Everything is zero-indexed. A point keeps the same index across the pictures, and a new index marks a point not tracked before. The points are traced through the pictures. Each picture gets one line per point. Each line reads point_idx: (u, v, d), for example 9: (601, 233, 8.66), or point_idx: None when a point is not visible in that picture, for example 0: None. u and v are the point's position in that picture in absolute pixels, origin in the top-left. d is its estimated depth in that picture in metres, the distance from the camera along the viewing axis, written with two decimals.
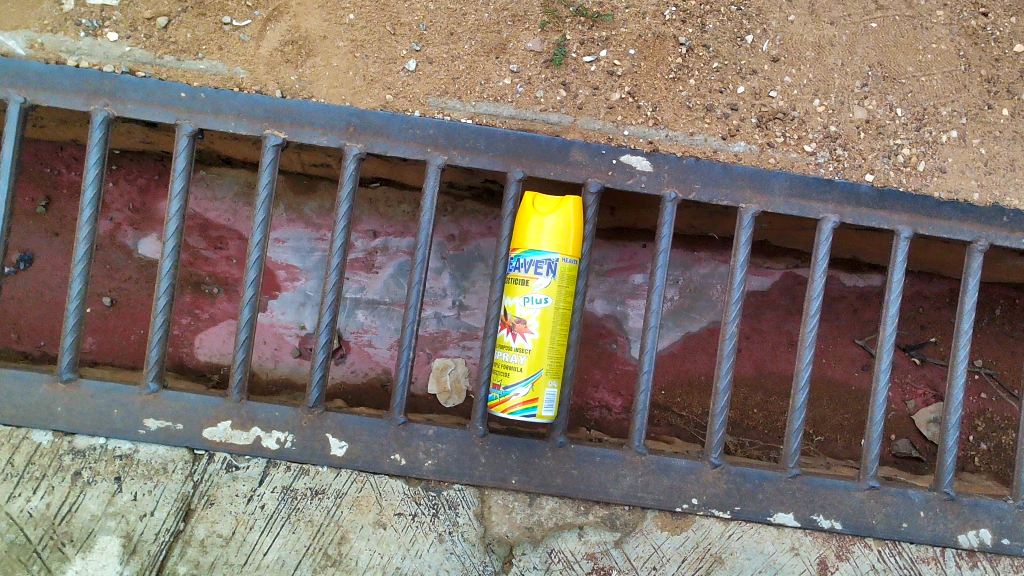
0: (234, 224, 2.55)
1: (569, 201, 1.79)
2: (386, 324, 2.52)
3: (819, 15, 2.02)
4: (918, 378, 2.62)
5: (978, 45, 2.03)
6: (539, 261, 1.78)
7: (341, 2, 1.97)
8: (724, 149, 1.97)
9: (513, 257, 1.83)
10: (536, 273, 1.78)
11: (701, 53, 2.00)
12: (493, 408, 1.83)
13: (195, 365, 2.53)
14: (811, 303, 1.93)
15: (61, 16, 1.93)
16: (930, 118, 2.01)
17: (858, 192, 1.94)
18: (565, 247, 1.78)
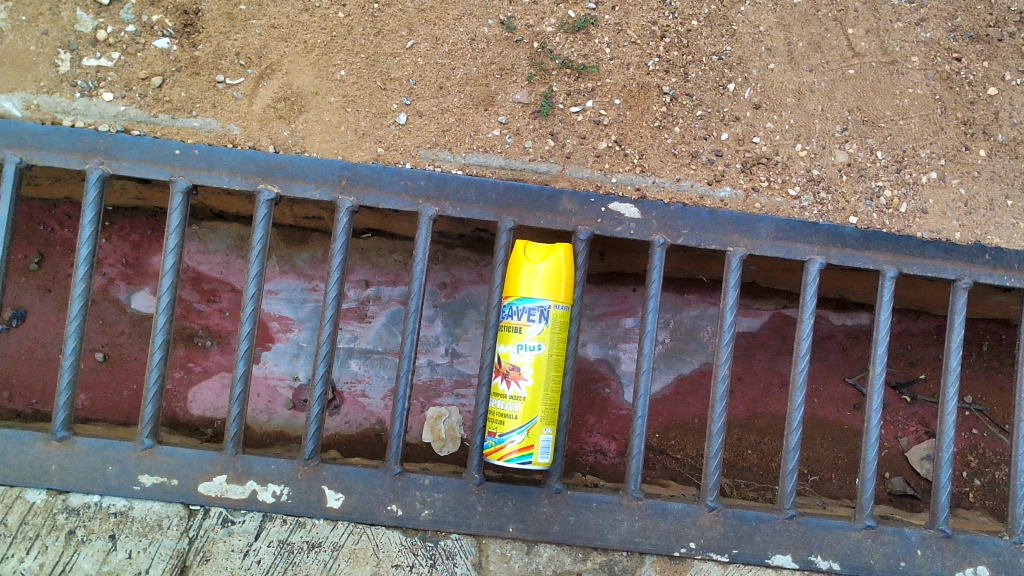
0: (227, 276, 2.56)
1: (560, 249, 1.83)
2: (379, 373, 2.53)
3: (798, 63, 2.07)
4: (910, 416, 2.64)
5: (953, 89, 2.09)
6: (532, 308, 1.80)
7: (333, 59, 2.01)
8: (710, 194, 2.01)
9: (505, 305, 1.85)
10: (528, 320, 1.80)
11: (685, 101, 2.04)
12: (488, 456, 1.83)
13: (187, 419, 2.52)
14: (800, 344, 1.95)
15: (57, 77, 1.96)
16: (910, 160, 2.06)
17: (843, 234, 1.97)
18: (557, 293, 1.81)
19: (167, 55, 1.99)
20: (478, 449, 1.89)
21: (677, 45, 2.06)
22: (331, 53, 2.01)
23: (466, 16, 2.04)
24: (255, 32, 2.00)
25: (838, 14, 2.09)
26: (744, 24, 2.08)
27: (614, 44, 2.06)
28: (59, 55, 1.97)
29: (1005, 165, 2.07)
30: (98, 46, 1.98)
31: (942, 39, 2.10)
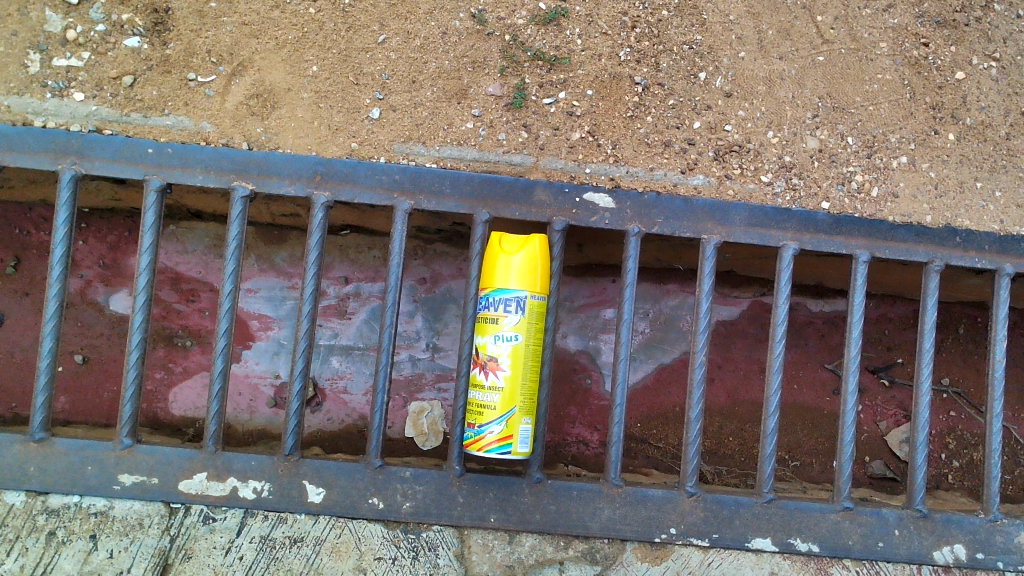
0: (205, 276, 2.56)
1: (535, 240, 1.84)
2: (360, 370, 2.53)
3: (768, 51, 2.09)
4: (888, 400, 2.68)
5: (921, 74, 2.11)
6: (508, 299, 1.81)
7: (304, 56, 2.01)
8: (683, 182, 2.03)
9: (482, 297, 1.86)
10: (504, 311, 1.81)
11: (657, 91, 2.06)
12: (468, 447, 1.84)
13: (169, 419, 2.52)
14: (776, 330, 1.97)
15: (27, 78, 1.94)
16: (880, 145, 2.08)
17: (816, 219, 1.99)
18: (532, 284, 1.82)
19: (138, 54, 1.98)
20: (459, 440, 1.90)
21: (648, 35, 2.08)
22: (302, 49, 2.01)
23: (437, 10, 2.05)
24: (226, 29, 2.00)
25: (806, 1, 2.11)
26: (713, 14, 2.09)
27: (585, 35, 2.07)
28: (29, 55, 1.96)
29: (974, 148, 2.09)
30: (68, 46, 1.97)
31: (910, 24, 2.12)
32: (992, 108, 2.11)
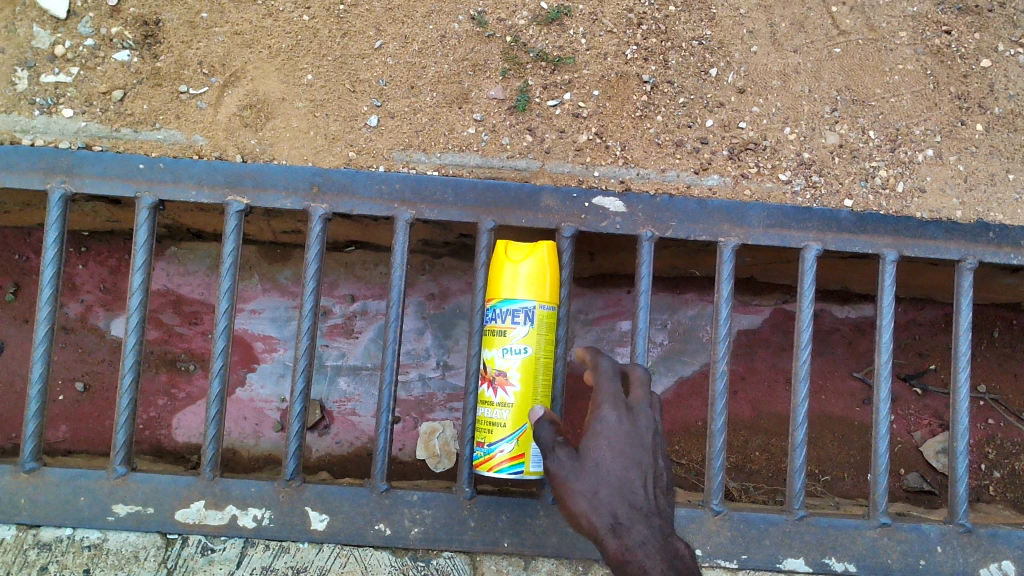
0: (208, 298, 2.49)
1: (542, 247, 1.75)
2: (369, 391, 2.44)
3: (781, 44, 2.00)
4: (922, 409, 2.55)
5: (944, 63, 2.01)
6: (515, 309, 1.71)
7: (299, 64, 1.94)
8: (697, 183, 1.94)
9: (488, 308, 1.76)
10: (511, 322, 1.71)
11: (666, 89, 1.97)
12: (479, 468, 1.74)
13: (173, 447, 2.45)
14: (800, 335, 1.86)
15: (15, 95, 1.89)
16: (904, 138, 1.97)
17: (839, 218, 1.88)
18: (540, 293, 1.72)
19: (128, 68, 1.92)
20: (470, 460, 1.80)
21: (655, 31, 1.99)
22: (297, 58, 1.95)
23: (435, 12, 1.98)
24: (218, 39, 1.94)
25: None
26: (723, 8, 2.00)
27: (590, 34, 1.99)
28: (16, 72, 1.90)
29: (1004, 139, 1.98)
30: (56, 62, 1.91)
31: (930, 12, 2.02)
32: (1021, 97, 2.00)
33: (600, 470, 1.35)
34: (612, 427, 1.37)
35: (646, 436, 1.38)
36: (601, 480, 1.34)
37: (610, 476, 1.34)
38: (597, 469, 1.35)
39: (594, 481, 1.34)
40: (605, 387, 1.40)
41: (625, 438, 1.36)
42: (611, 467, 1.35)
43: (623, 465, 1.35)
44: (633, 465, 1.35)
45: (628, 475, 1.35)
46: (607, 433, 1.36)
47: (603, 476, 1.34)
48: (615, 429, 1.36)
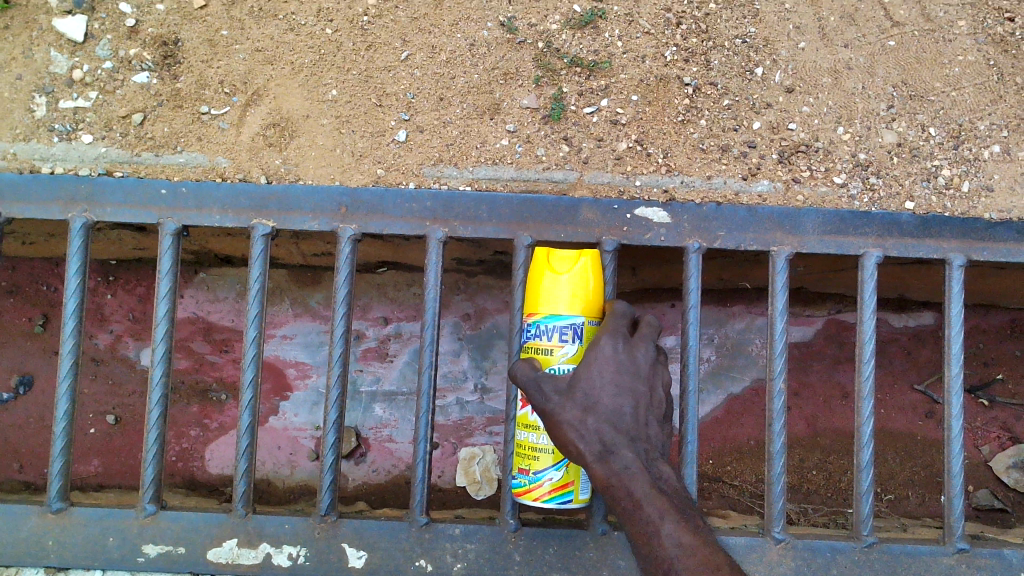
0: (238, 324, 2.42)
1: (583, 255, 1.61)
2: (405, 417, 2.35)
3: (831, 39, 1.88)
4: (990, 421, 2.40)
5: (1009, 52, 1.87)
6: (566, 326, 1.57)
7: (323, 79, 1.87)
8: (746, 190, 1.82)
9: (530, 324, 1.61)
10: (562, 339, 1.57)
11: (709, 91, 1.86)
12: (520, 496, 1.64)
13: (206, 479, 2.38)
14: (863, 349, 1.73)
15: (34, 122, 1.83)
16: (968, 134, 1.84)
17: (901, 221, 1.76)
18: (589, 305, 1.59)
19: (148, 90, 1.85)
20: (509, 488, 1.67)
21: (696, 31, 1.88)
22: (320, 73, 1.87)
23: (463, 20, 1.89)
24: (240, 57, 1.87)
25: None
26: (767, 3, 1.89)
27: (626, 35, 1.89)
28: (34, 99, 1.84)
29: None
30: (74, 86, 1.85)
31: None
32: None
33: (593, 399, 1.43)
34: (607, 355, 1.46)
35: (640, 366, 1.48)
36: (594, 409, 1.42)
37: (604, 404, 1.43)
38: (588, 398, 1.43)
39: (585, 408, 1.42)
40: (607, 321, 1.52)
41: (620, 365, 1.46)
42: (603, 394, 1.43)
43: (615, 396, 1.43)
44: (627, 392, 1.44)
45: (622, 403, 1.44)
46: (604, 362, 1.45)
47: (589, 406, 1.43)
48: (610, 356, 1.46)
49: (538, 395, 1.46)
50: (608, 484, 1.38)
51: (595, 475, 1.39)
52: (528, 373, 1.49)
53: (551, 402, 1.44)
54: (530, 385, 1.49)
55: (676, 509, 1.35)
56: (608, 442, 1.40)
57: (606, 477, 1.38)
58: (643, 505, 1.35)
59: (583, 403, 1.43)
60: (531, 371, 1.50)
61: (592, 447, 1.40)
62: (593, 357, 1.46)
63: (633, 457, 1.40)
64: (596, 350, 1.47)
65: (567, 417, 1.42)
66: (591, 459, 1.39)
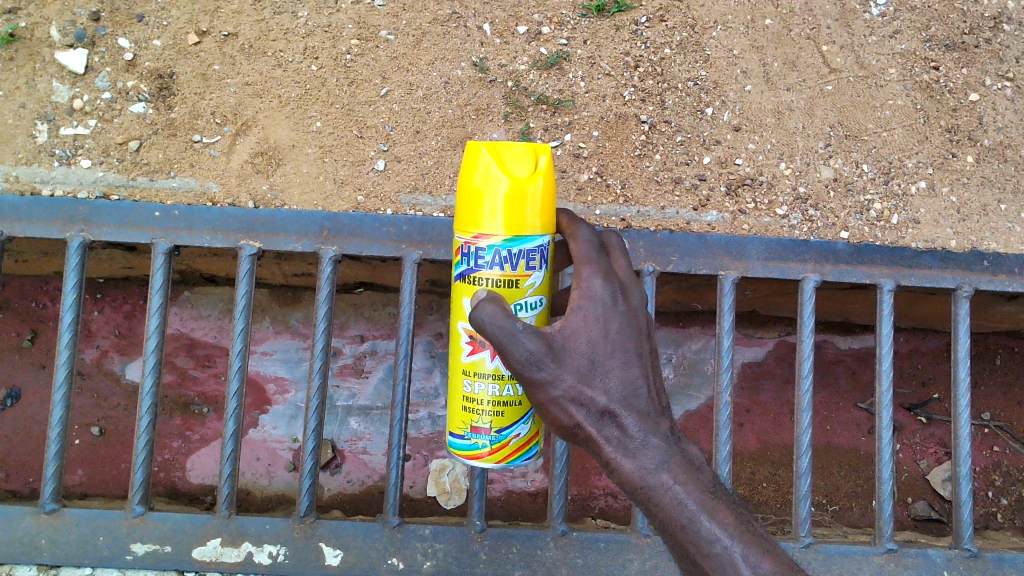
0: (221, 340, 2.54)
1: (532, 150, 1.29)
2: (379, 430, 2.48)
3: (774, 83, 2.06)
4: (928, 437, 2.58)
5: (934, 98, 2.07)
6: (519, 252, 1.29)
7: (308, 111, 2.01)
8: (696, 220, 2.00)
9: (465, 248, 1.32)
10: (515, 270, 1.30)
11: (664, 128, 2.03)
12: (478, 460, 1.39)
13: (187, 488, 2.50)
14: (802, 365, 1.89)
15: (35, 148, 1.96)
16: (897, 171, 2.03)
17: (836, 249, 1.93)
18: (540, 218, 1.29)
19: (144, 119, 1.99)
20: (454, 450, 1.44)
21: (652, 73, 2.06)
22: (305, 105, 2.02)
23: (438, 60, 2.05)
24: (230, 90, 2.01)
25: (811, 32, 2.08)
26: (717, 49, 2.07)
27: (588, 77, 2.06)
28: (36, 125, 1.97)
29: (995, 170, 2.04)
30: (75, 114, 1.98)
31: (918, 49, 2.09)
32: (1010, 129, 2.06)
33: (598, 367, 1.27)
34: (602, 309, 1.29)
35: (637, 314, 1.34)
36: (599, 382, 1.27)
37: (610, 373, 1.28)
38: (590, 365, 1.27)
39: (588, 381, 1.26)
40: (586, 261, 1.34)
41: (618, 321, 1.30)
42: (607, 358, 1.28)
43: (625, 363, 1.29)
44: (631, 353, 1.30)
45: (629, 369, 1.29)
46: (598, 318, 1.29)
47: (598, 373, 1.27)
48: (605, 310, 1.29)
49: (520, 358, 1.23)
50: (640, 479, 1.25)
51: (619, 467, 1.25)
52: (499, 333, 1.22)
53: (543, 369, 1.24)
54: (503, 347, 1.23)
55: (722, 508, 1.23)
56: (624, 424, 1.27)
57: (635, 470, 1.25)
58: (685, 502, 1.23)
59: (584, 372, 1.26)
60: (503, 329, 1.22)
61: (604, 430, 1.26)
62: (586, 313, 1.28)
63: (661, 441, 1.27)
64: (586, 302, 1.29)
65: (566, 391, 1.25)
66: (607, 445, 1.26)
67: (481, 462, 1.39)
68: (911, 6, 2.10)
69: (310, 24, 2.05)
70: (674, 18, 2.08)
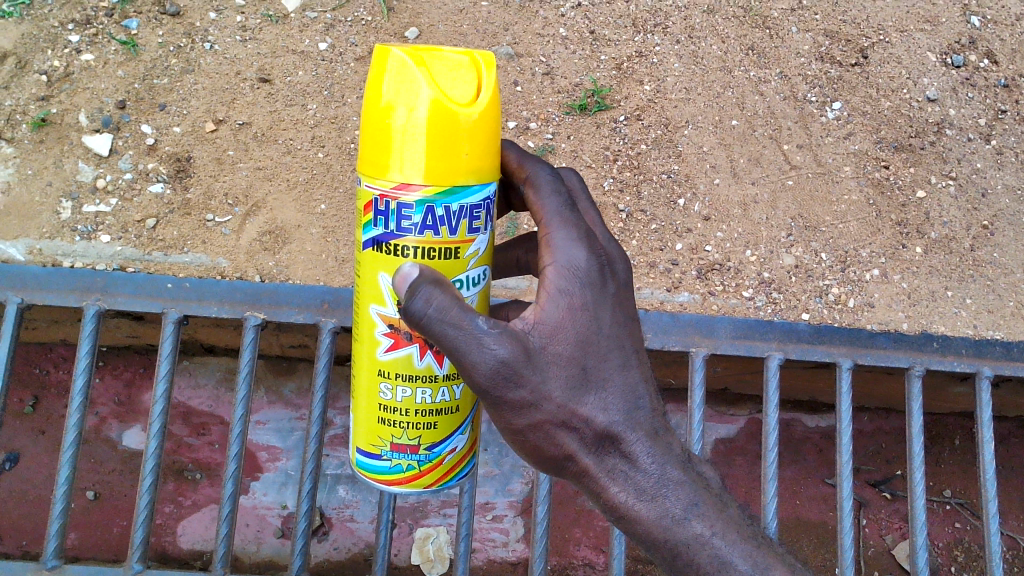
0: (216, 409, 2.63)
1: (468, 64, 1.12)
2: (366, 499, 2.56)
3: (741, 177, 2.26)
4: (892, 513, 2.68)
5: (885, 194, 2.29)
6: (457, 211, 1.16)
7: (314, 195, 2.20)
8: (670, 299, 2.16)
9: (382, 203, 1.17)
10: (453, 234, 1.18)
11: (640, 217, 2.22)
12: (413, 479, 1.39)
13: (177, 552, 2.55)
14: (767, 438, 2.02)
15: (59, 223, 2.11)
16: (853, 260, 2.22)
17: (798, 329, 2.09)
18: (473, 152, 1.12)
19: (161, 199, 2.16)
20: (373, 471, 1.41)
21: (629, 166, 2.26)
22: (312, 189, 2.21)
23: None
24: (242, 173, 2.20)
25: (773, 133, 2.32)
26: (688, 146, 2.29)
27: (571, 168, 2.25)
28: (61, 203, 2.13)
29: (941, 260, 2.24)
30: (97, 193, 2.15)
31: (870, 150, 2.33)
32: (954, 223, 2.28)
33: (587, 377, 1.21)
34: (583, 291, 1.22)
35: (624, 291, 1.29)
36: (593, 400, 1.22)
37: (603, 391, 1.23)
38: (579, 373, 1.21)
39: (582, 402, 1.21)
40: (556, 229, 1.27)
41: (600, 301, 1.23)
42: (598, 360, 1.22)
43: (623, 366, 1.25)
44: (615, 347, 1.25)
45: (621, 379, 1.25)
46: (581, 301, 1.22)
47: (597, 368, 1.22)
48: (588, 291, 1.23)
49: (489, 366, 1.13)
50: (655, 521, 1.26)
51: (637, 514, 1.26)
52: (458, 336, 1.12)
53: (523, 382, 1.16)
54: (464, 353, 1.13)
55: (734, 544, 1.29)
56: (628, 454, 1.25)
57: (656, 515, 1.26)
58: (726, 555, 1.28)
59: (575, 382, 1.20)
60: (461, 329, 1.12)
61: (603, 460, 1.24)
62: (569, 299, 1.21)
63: (679, 477, 1.28)
64: (567, 285, 1.22)
65: (556, 412, 1.19)
66: (612, 482, 1.25)
67: (410, 486, 1.39)
68: (862, 112, 2.37)
69: (319, 116, 2.28)
70: (649, 118, 2.31)
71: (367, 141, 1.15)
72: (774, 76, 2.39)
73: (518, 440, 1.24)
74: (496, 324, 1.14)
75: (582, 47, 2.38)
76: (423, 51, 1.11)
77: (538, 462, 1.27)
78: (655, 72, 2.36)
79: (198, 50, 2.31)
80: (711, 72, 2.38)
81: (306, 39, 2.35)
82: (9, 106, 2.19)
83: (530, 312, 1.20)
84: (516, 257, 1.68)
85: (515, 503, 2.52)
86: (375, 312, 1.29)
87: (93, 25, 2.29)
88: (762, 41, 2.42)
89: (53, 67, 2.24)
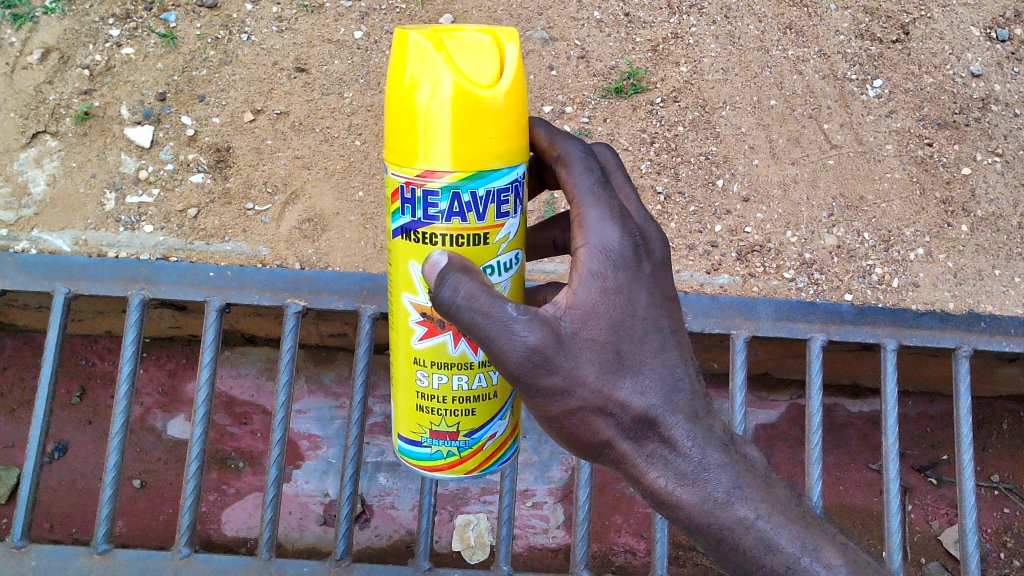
0: (258, 399, 2.66)
1: (489, 43, 1.11)
2: (407, 486, 2.57)
3: (780, 158, 2.24)
4: (939, 498, 2.61)
5: (928, 172, 2.25)
6: (484, 196, 1.16)
7: (351, 182, 2.22)
8: (710, 281, 2.13)
9: (408, 192, 1.17)
10: (482, 220, 1.18)
11: (678, 199, 2.20)
12: (457, 466, 1.39)
13: (221, 540, 2.56)
14: (812, 420, 1.97)
15: (103, 214, 2.14)
16: (896, 239, 2.18)
17: (841, 311, 2.05)
18: (499, 134, 1.12)
19: (202, 188, 2.19)
20: (416, 458, 1.42)
21: (667, 148, 2.25)
22: (349, 177, 2.23)
23: None
24: (281, 162, 2.23)
25: (812, 112, 2.30)
26: (726, 127, 2.27)
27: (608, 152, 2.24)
28: (105, 195, 2.17)
29: (988, 238, 2.20)
30: (140, 184, 2.18)
31: (913, 127, 2.30)
32: (1001, 200, 2.23)
33: (622, 361, 1.21)
34: (616, 274, 1.22)
35: (660, 271, 1.28)
36: (630, 384, 1.21)
37: (640, 375, 1.22)
38: (614, 357, 1.20)
39: (618, 387, 1.20)
40: (589, 209, 1.26)
41: (633, 283, 1.22)
42: (632, 344, 1.22)
43: (663, 351, 1.24)
44: (651, 329, 1.24)
45: (658, 364, 1.24)
46: (615, 284, 1.21)
47: (633, 351, 1.22)
48: (622, 274, 1.22)
49: (519, 353, 1.13)
50: (700, 504, 1.24)
51: (674, 500, 1.24)
52: (488, 323, 1.13)
53: (555, 369, 1.16)
54: (494, 340, 1.13)
55: (785, 517, 1.26)
56: (667, 438, 1.24)
57: (696, 500, 1.24)
58: (768, 538, 1.24)
59: (610, 367, 1.19)
60: (490, 316, 1.13)
61: (641, 445, 1.23)
62: (602, 282, 1.20)
63: (720, 460, 1.26)
64: (600, 267, 1.21)
65: (591, 398, 1.19)
66: (651, 467, 1.24)
67: (453, 472, 1.40)
68: (905, 89, 2.34)
69: (355, 104, 2.30)
70: (686, 100, 2.30)
71: (393, 127, 1.15)
72: (813, 54, 2.36)
73: (552, 427, 1.23)
74: (526, 311, 1.14)
75: (618, 30, 2.37)
76: (442, 33, 1.10)
77: (574, 449, 1.26)
78: (692, 53, 2.35)
79: (236, 42, 2.34)
80: (749, 51, 2.36)
81: (341, 28, 2.37)
82: (53, 100, 2.24)
83: (563, 297, 1.19)
84: (549, 237, 1.69)
85: (555, 490, 2.52)
86: (408, 301, 1.29)
87: (133, 19, 2.34)
88: (799, 19, 2.40)
89: (94, 61, 2.28)
